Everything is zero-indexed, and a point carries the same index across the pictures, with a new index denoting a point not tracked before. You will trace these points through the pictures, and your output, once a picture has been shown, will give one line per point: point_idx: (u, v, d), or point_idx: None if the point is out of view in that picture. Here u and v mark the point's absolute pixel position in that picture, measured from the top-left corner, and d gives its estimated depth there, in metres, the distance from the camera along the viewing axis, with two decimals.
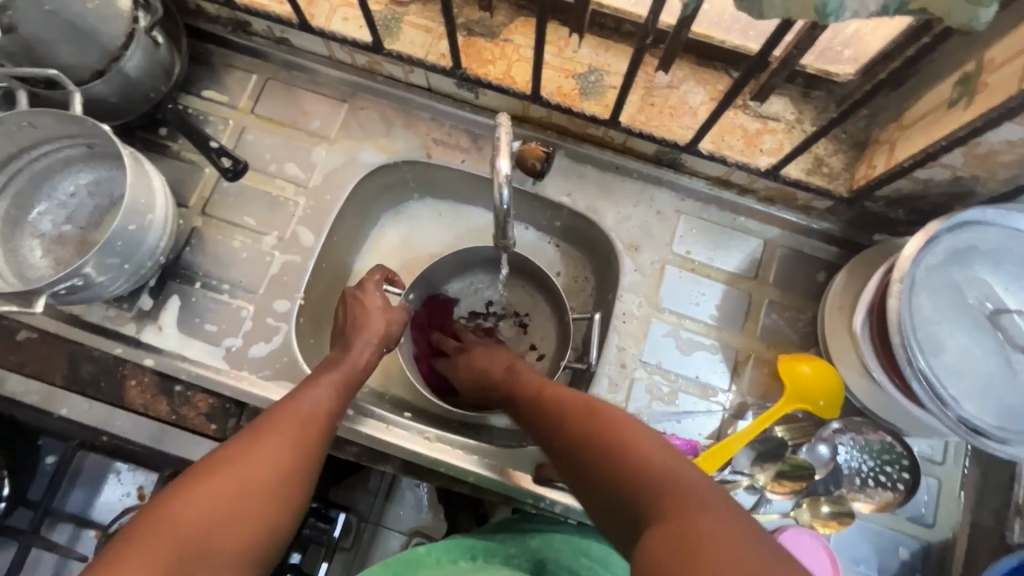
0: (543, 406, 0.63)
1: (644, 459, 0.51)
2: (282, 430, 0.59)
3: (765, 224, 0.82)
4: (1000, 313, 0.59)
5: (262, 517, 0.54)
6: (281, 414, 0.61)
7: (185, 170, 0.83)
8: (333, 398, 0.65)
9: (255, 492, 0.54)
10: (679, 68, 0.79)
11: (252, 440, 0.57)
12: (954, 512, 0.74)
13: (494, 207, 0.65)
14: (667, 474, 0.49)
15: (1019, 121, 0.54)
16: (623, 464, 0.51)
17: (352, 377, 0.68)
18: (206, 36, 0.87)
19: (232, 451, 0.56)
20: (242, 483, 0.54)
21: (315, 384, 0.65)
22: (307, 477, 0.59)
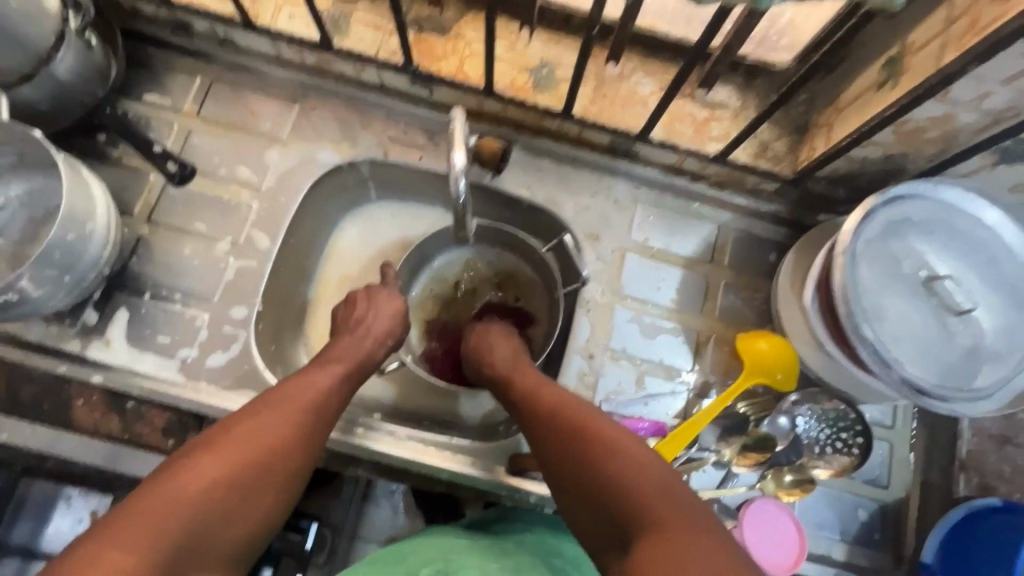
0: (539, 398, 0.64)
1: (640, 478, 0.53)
2: (282, 412, 0.58)
3: (718, 208, 0.86)
4: (934, 279, 0.62)
5: (258, 510, 0.53)
6: (285, 397, 0.59)
7: (128, 177, 0.79)
8: (338, 381, 0.65)
9: (249, 486, 0.53)
10: (627, 60, 0.81)
11: (258, 417, 0.57)
12: (906, 476, 0.78)
13: (453, 201, 0.66)
14: (668, 494, 0.51)
15: (940, 99, 0.58)
16: (613, 463, 0.54)
17: (356, 361, 0.68)
18: (144, 38, 0.84)
19: (228, 434, 0.54)
20: (234, 471, 0.52)
21: (322, 371, 0.65)
22: (298, 468, 0.57)
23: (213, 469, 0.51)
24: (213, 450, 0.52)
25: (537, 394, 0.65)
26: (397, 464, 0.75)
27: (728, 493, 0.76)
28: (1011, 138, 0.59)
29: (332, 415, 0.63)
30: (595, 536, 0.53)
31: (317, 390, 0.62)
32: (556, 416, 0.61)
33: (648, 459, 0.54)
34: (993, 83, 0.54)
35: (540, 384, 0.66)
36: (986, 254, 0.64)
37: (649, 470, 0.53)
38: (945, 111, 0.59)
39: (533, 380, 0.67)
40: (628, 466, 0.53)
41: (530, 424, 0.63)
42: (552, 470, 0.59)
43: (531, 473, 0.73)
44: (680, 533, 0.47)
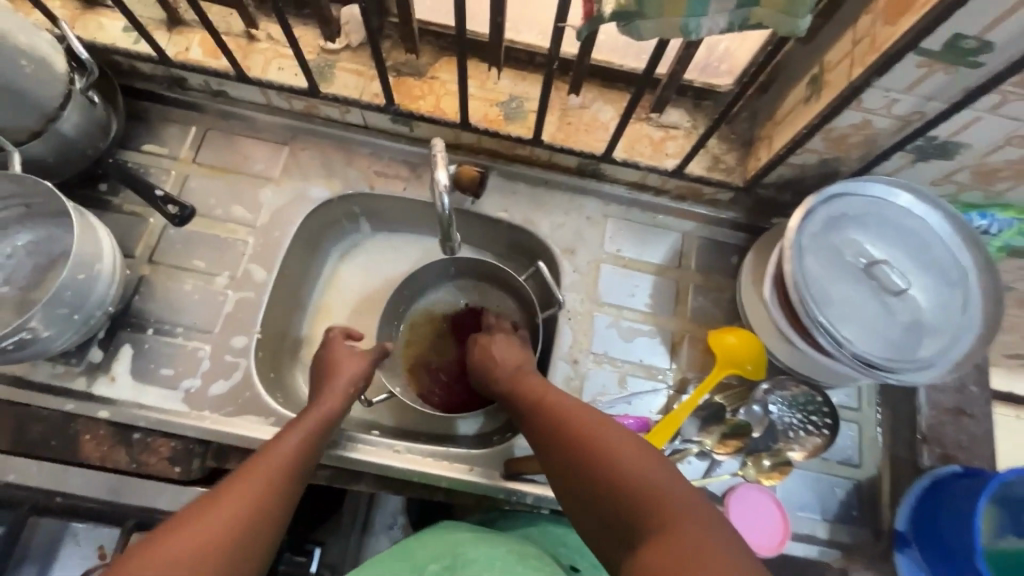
0: (545, 413, 0.68)
1: (645, 474, 0.56)
2: (254, 483, 0.59)
3: (680, 219, 0.94)
4: (872, 265, 0.70)
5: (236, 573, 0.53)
6: (256, 467, 0.61)
7: (130, 222, 0.85)
8: (302, 444, 0.66)
9: (225, 550, 0.53)
10: (587, 91, 0.90)
11: (228, 485, 0.58)
12: (876, 452, 0.84)
13: (437, 213, 0.72)
14: (665, 495, 0.54)
15: (856, 108, 0.67)
16: (611, 469, 0.57)
17: (321, 426, 0.69)
18: (142, 94, 0.90)
19: (200, 509, 0.55)
20: (212, 542, 0.52)
21: (290, 432, 0.67)
22: (270, 527, 0.58)
23: (185, 540, 0.51)
24: (184, 523, 0.53)
25: (545, 408, 0.68)
26: (396, 476, 0.78)
27: (714, 481, 0.80)
28: (920, 137, 0.68)
29: (302, 474, 0.64)
30: (603, 542, 0.57)
31: (284, 451, 0.64)
32: (563, 428, 0.64)
33: (645, 459, 0.58)
34: (897, 92, 0.63)
35: (549, 393, 0.70)
36: (915, 239, 0.72)
37: (653, 473, 0.57)
38: (862, 118, 0.68)
39: (539, 393, 0.71)
40: (631, 468, 0.57)
41: (539, 437, 0.67)
42: (561, 475, 0.62)
43: (525, 475, 0.77)
44: (683, 530, 0.51)
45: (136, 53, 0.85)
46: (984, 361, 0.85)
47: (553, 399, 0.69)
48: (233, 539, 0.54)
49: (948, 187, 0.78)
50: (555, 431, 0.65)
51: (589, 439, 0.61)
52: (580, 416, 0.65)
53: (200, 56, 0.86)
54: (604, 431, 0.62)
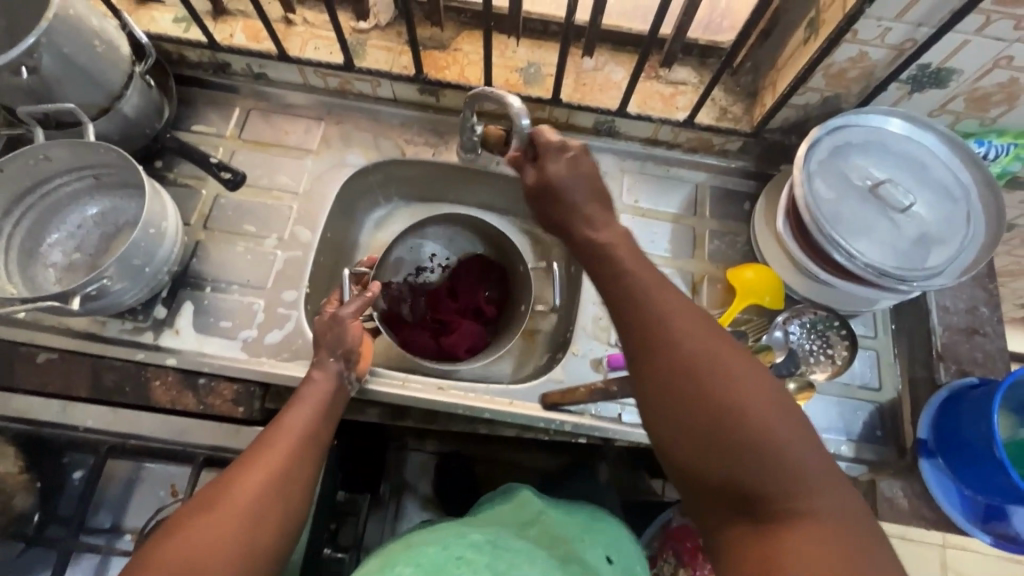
0: (655, 337, 0.54)
1: (784, 450, 0.48)
2: (263, 468, 0.59)
3: (693, 170, 1.00)
4: (878, 186, 0.75)
5: (265, 549, 0.56)
6: (269, 448, 0.61)
7: (186, 193, 0.92)
8: (314, 417, 0.67)
9: (254, 533, 0.55)
10: (599, 55, 0.96)
11: (246, 468, 0.59)
12: (895, 375, 0.88)
13: (519, 140, 0.75)
14: (801, 474, 0.48)
15: (852, 41, 0.73)
16: (749, 436, 0.48)
17: (328, 400, 0.70)
18: (190, 81, 0.99)
19: (220, 491, 0.56)
20: (225, 545, 0.53)
21: (297, 405, 0.68)
22: (292, 506, 0.59)
23: (213, 529, 0.53)
24: (208, 509, 0.54)
25: (660, 329, 0.55)
26: (441, 411, 0.83)
27: None
28: (915, 64, 0.74)
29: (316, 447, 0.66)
30: (711, 503, 0.50)
31: (296, 427, 0.65)
32: (683, 363, 0.52)
33: (782, 422, 0.49)
34: (889, 21, 0.69)
35: (676, 317, 0.55)
36: (915, 161, 0.77)
37: (795, 441, 0.49)
38: (859, 51, 0.74)
39: (658, 310, 0.56)
40: (771, 436, 0.48)
41: (644, 359, 0.55)
42: (671, 415, 0.52)
43: (563, 405, 0.83)
44: (820, 518, 0.46)
45: (187, 41, 0.93)
46: (992, 284, 0.89)
47: (672, 320, 0.55)
48: (249, 519, 0.55)
49: (945, 117, 0.83)
50: (672, 362, 0.53)
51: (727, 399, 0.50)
52: (701, 348, 0.53)
53: (244, 41, 0.94)
54: (732, 376, 0.51)
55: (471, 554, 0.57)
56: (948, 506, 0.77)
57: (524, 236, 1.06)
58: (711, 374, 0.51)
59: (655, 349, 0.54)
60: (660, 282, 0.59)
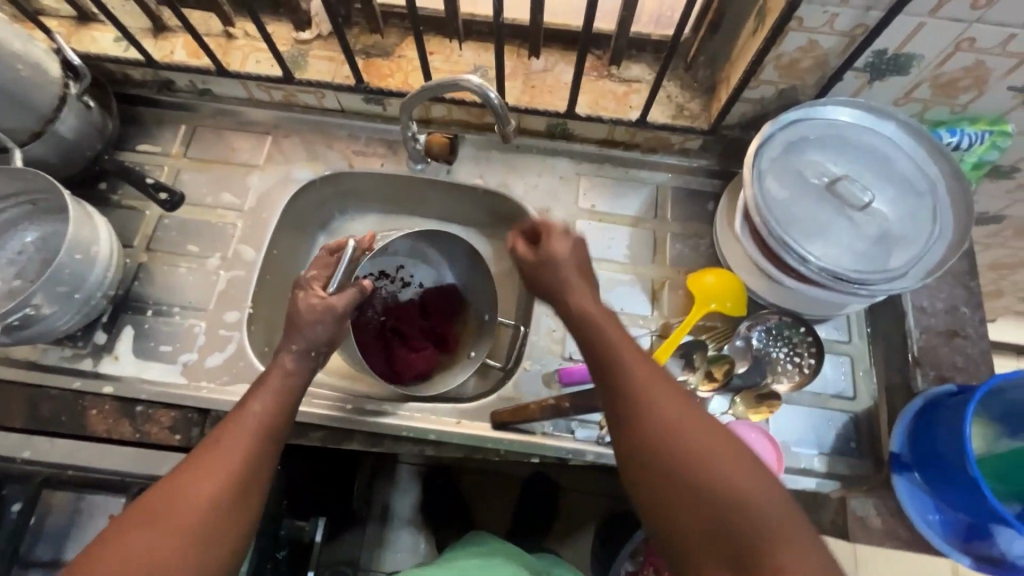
0: (634, 402, 0.56)
1: (760, 509, 0.49)
2: (208, 469, 0.56)
3: (653, 171, 0.95)
4: (835, 183, 0.70)
5: (215, 554, 0.54)
6: (218, 446, 0.59)
7: (128, 215, 0.90)
8: (269, 410, 0.64)
9: (198, 540, 0.53)
10: (549, 55, 0.92)
11: (190, 471, 0.56)
12: (872, 383, 0.82)
13: (499, 109, 0.73)
14: (779, 529, 0.48)
15: (798, 29, 0.68)
16: (725, 499, 0.49)
17: (286, 390, 0.66)
18: (135, 100, 0.97)
19: (161, 498, 0.54)
20: (162, 555, 0.51)
21: (252, 397, 0.64)
22: (241, 508, 0.57)
23: (153, 539, 0.51)
24: (144, 519, 0.52)
25: (637, 392, 0.56)
26: (387, 433, 0.80)
27: None
28: (868, 51, 0.69)
29: (271, 441, 0.62)
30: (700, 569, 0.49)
31: (247, 421, 0.62)
32: (660, 430, 0.53)
33: (756, 484, 0.50)
34: (835, 6, 0.64)
35: (655, 389, 0.56)
36: (879, 155, 0.72)
37: (769, 500, 0.49)
38: (808, 39, 0.69)
39: (635, 369, 0.58)
40: (746, 495, 0.49)
41: (623, 432, 0.56)
42: (654, 483, 0.53)
43: (513, 424, 0.79)
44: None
45: (126, 60, 0.92)
46: (973, 282, 0.83)
47: (648, 382, 0.57)
48: (192, 528, 0.53)
49: (912, 106, 0.78)
50: (647, 426, 0.54)
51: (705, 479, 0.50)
52: (675, 411, 0.54)
53: (184, 57, 0.92)
54: (704, 439, 0.52)
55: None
56: (926, 527, 0.72)
57: (485, 245, 1.02)
58: (685, 437, 0.53)
59: (633, 415, 0.55)
60: (636, 350, 0.61)
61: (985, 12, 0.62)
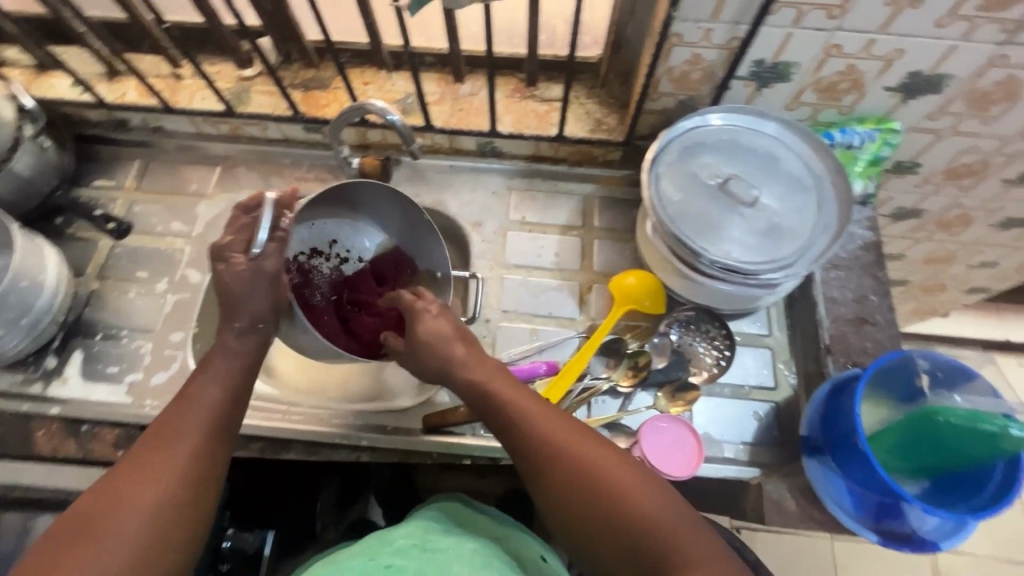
0: (532, 443, 0.60)
1: (657, 521, 0.53)
2: (155, 462, 0.58)
3: (579, 182, 1.00)
4: (726, 182, 0.75)
5: (174, 542, 0.56)
6: (164, 439, 0.60)
7: (82, 246, 0.95)
8: (219, 394, 0.66)
9: (156, 539, 0.55)
10: (475, 80, 0.99)
11: (136, 466, 0.58)
12: (790, 373, 0.85)
13: (405, 132, 0.81)
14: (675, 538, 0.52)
15: (680, 45, 0.74)
16: (625, 517, 0.53)
17: (238, 371, 0.69)
18: (92, 139, 1.04)
19: (110, 498, 0.55)
20: (116, 553, 0.52)
21: (197, 385, 0.66)
22: (194, 494, 0.59)
23: (108, 541, 0.53)
24: (97, 522, 0.54)
25: (532, 434, 0.60)
26: (323, 441, 0.83)
27: (631, 415, 0.82)
28: (747, 60, 0.74)
29: (220, 424, 0.64)
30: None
31: (193, 412, 0.63)
32: (558, 462, 0.58)
33: (654, 500, 0.54)
34: (707, 22, 0.71)
35: (553, 430, 0.60)
36: (766, 156, 0.78)
37: (667, 515, 0.53)
38: (692, 53, 0.75)
39: (531, 410, 0.62)
40: (642, 513, 0.53)
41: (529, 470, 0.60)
42: (562, 509, 0.57)
43: (444, 427, 0.82)
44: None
45: (81, 102, 0.98)
46: (881, 272, 0.87)
47: (543, 421, 0.60)
48: (148, 522, 0.55)
49: (803, 110, 0.83)
50: (546, 465, 0.58)
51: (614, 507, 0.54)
52: (569, 445, 0.58)
53: (135, 97, 0.99)
54: (598, 469, 0.56)
55: (401, 562, 0.54)
56: (836, 508, 0.74)
57: None
58: (581, 468, 0.56)
59: (534, 453, 0.59)
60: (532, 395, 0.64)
61: (842, 21, 0.68)
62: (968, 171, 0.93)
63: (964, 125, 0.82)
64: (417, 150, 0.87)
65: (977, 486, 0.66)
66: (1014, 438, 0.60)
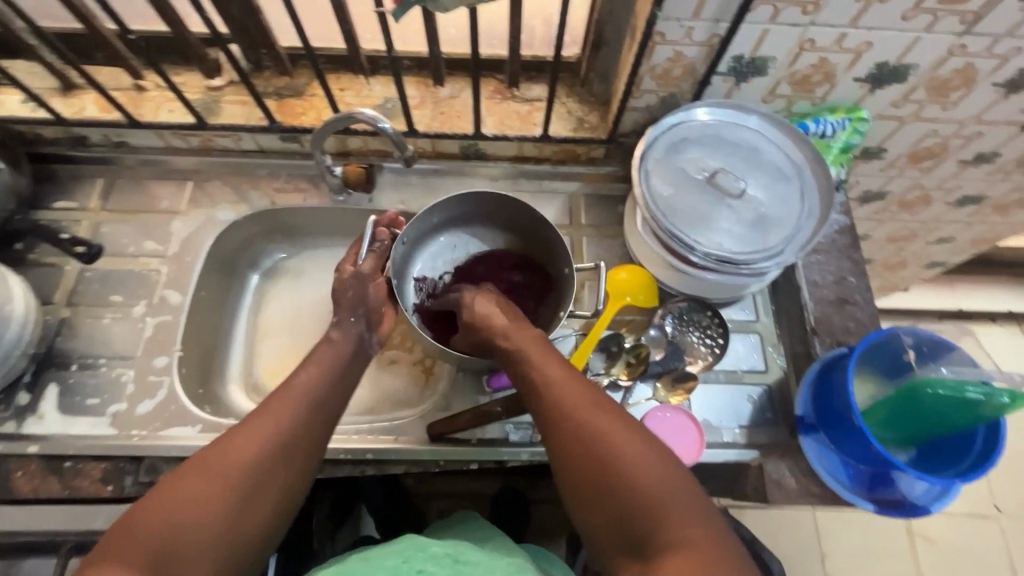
0: (553, 404, 0.63)
1: (655, 491, 0.54)
2: (257, 429, 0.61)
3: (564, 180, 1.01)
4: (713, 175, 0.77)
5: (253, 515, 0.57)
6: (269, 410, 0.64)
7: (48, 272, 0.90)
8: (312, 381, 0.70)
9: (242, 500, 0.57)
10: (455, 82, 0.98)
11: (239, 431, 0.61)
12: (780, 356, 0.88)
13: (395, 138, 0.82)
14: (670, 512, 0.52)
15: (663, 43, 0.76)
16: (626, 482, 0.54)
17: (331, 363, 0.74)
18: (48, 158, 0.98)
19: (209, 455, 0.58)
20: (205, 505, 0.55)
21: (304, 370, 0.71)
22: (282, 477, 0.61)
23: (198, 493, 0.55)
24: (197, 471, 0.57)
25: (555, 396, 0.63)
26: (324, 458, 0.81)
27: (633, 408, 0.84)
28: (727, 56, 0.76)
29: (321, 409, 0.68)
30: (610, 541, 0.55)
31: (297, 390, 0.67)
32: (574, 422, 0.60)
33: (659, 471, 0.55)
34: (689, 20, 0.72)
35: (574, 396, 0.62)
36: (749, 148, 0.80)
37: (669, 488, 0.54)
38: (674, 51, 0.77)
39: (557, 375, 0.65)
40: (640, 483, 0.54)
41: (546, 429, 0.62)
42: (568, 468, 0.59)
43: (449, 434, 0.82)
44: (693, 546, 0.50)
45: (35, 120, 0.92)
46: (858, 254, 0.91)
47: (566, 386, 0.63)
48: (236, 484, 0.57)
49: (778, 102, 0.86)
50: (563, 424, 0.60)
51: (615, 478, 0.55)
52: (586, 411, 0.60)
53: (95, 112, 0.94)
54: (609, 435, 0.58)
55: (433, 570, 0.54)
56: (832, 480, 0.77)
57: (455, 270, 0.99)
58: (594, 431, 0.58)
59: (553, 412, 0.62)
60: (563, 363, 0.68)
61: (816, 16, 0.71)
62: (928, 154, 0.98)
63: (926, 111, 0.87)
64: (411, 158, 0.89)
65: (964, 448, 0.69)
66: (996, 404, 0.62)
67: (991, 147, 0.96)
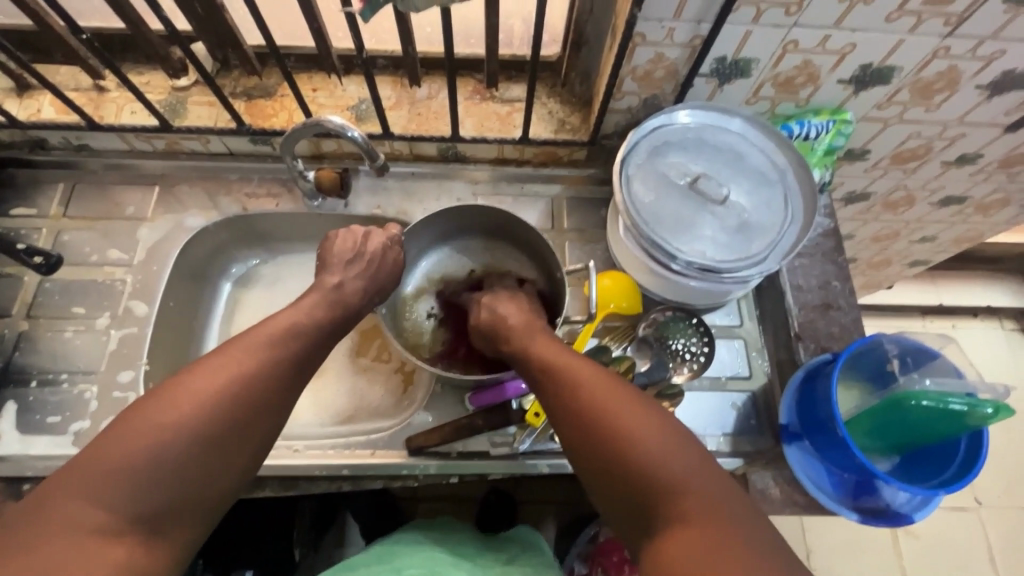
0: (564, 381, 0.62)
1: (667, 460, 0.53)
2: (230, 363, 0.58)
3: (546, 183, 0.98)
4: (695, 180, 0.75)
5: (231, 451, 0.55)
6: (243, 345, 0.60)
7: (5, 283, 0.86)
8: (298, 320, 0.66)
9: (215, 434, 0.53)
10: (432, 82, 0.95)
11: (213, 363, 0.58)
12: (764, 361, 0.87)
13: (365, 146, 0.80)
14: (685, 479, 0.52)
15: (644, 45, 0.73)
16: (636, 451, 0.54)
17: (320, 308, 0.70)
18: (5, 162, 0.93)
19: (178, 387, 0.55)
20: (174, 436, 0.52)
21: (292, 309, 0.68)
22: (265, 418, 0.58)
23: (164, 422, 0.52)
24: (168, 401, 0.53)
25: (566, 372, 0.62)
26: (298, 474, 0.79)
27: None
28: (708, 58, 0.74)
29: (306, 349, 0.64)
30: (622, 511, 0.54)
31: (281, 325, 0.64)
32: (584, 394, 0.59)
33: (672, 439, 0.55)
34: (670, 21, 0.70)
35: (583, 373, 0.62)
36: (732, 153, 0.78)
37: (682, 456, 0.54)
38: (655, 52, 0.75)
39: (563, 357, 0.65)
40: (652, 452, 0.53)
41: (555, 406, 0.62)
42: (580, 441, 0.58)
43: (429, 448, 0.79)
44: (708, 512, 0.50)
45: None
46: (841, 257, 0.90)
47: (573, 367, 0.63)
48: (209, 417, 0.54)
49: (762, 103, 0.85)
50: (572, 400, 0.60)
51: (623, 435, 0.55)
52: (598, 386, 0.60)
53: (52, 114, 0.89)
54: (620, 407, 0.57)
55: None
56: (817, 491, 0.76)
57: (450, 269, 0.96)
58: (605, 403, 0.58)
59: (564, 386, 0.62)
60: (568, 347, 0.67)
61: (800, 17, 0.69)
62: (912, 155, 0.97)
63: (910, 113, 0.86)
64: (385, 166, 0.87)
65: (947, 459, 0.69)
66: (979, 414, 0.62)
67: (973, 149, 0.95)
